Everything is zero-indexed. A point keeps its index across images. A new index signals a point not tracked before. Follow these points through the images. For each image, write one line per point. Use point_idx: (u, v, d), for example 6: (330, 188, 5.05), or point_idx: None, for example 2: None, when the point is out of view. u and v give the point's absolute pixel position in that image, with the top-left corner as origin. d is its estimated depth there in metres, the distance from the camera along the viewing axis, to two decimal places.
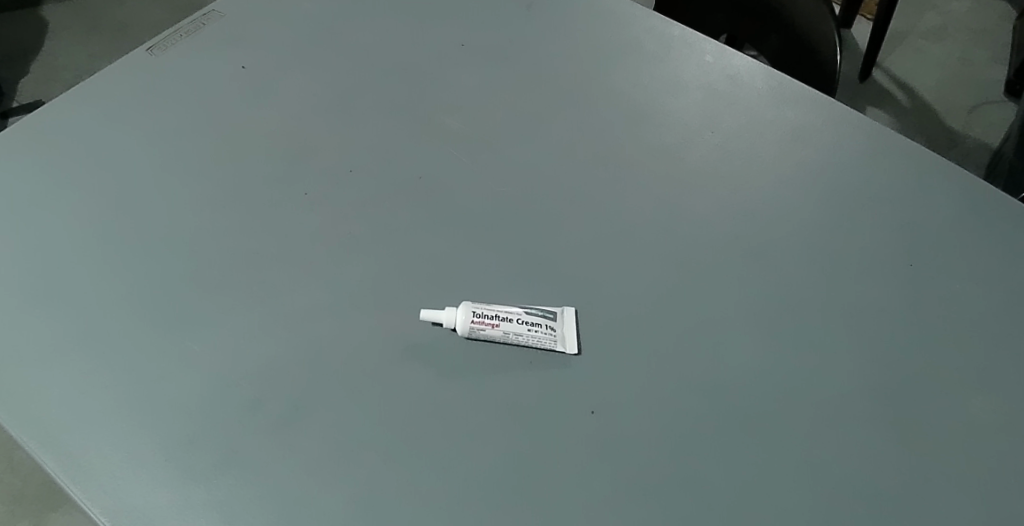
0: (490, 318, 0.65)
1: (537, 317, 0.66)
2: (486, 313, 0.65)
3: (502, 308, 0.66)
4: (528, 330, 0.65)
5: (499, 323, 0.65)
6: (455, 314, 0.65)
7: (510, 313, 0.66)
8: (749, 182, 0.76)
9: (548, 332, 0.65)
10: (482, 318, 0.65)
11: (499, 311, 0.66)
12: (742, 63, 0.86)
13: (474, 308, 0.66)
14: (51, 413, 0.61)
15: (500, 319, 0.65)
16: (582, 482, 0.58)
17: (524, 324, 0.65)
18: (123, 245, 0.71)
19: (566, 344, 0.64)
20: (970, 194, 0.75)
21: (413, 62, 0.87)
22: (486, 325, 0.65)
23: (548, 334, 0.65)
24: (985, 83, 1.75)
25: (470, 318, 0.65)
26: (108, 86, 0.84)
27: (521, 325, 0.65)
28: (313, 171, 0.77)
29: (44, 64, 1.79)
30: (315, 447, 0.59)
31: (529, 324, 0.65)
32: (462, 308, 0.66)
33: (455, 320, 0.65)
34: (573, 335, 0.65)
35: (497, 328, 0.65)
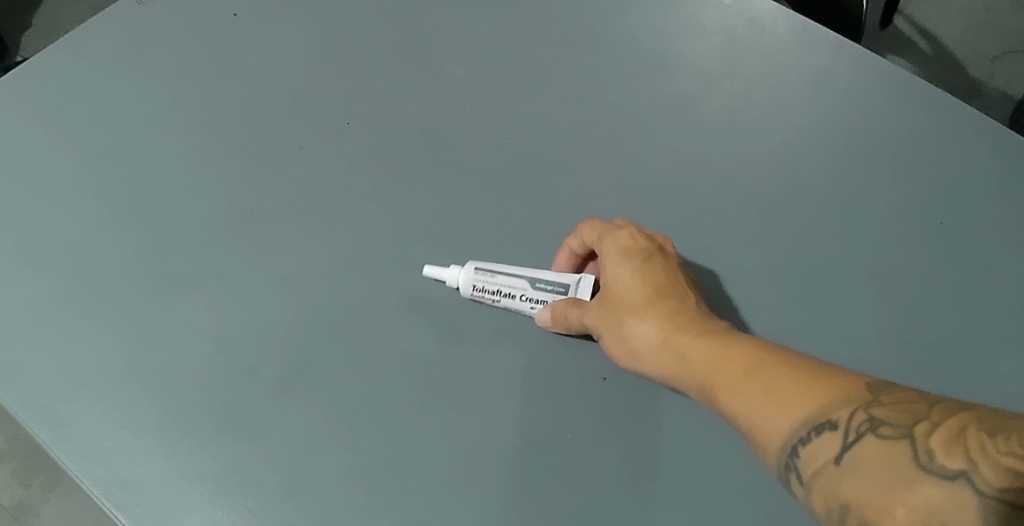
0: (491, 294, 0.61)
1: (543, 295, 0.61)
2: (487, 288, 0.61)
3: (506, 281, 0.61)
4: (530, 309, 0.61)
5: (500, 300, 0.62)
6: (456, 284, 0.62)
7: (513, 289, 0.61)
8: (770, 137, 0.72)
9: None
10: (482, 292, 0.62)
11: (501, 287, 0.61)
12: (764, 6, 0.79)
13: (474, 281, 0.61)
14: (41, 380, 0.59)
15: (503, 296, 0.61)
16: (594, 450, 0.56)
17: (530, 305, 0.61)
18: (113, 204, 0.68)
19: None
20: (1004, 145, 0.71)
21: (413, 3, 0.81)
22: (486, 299, 0.62)
23: None
24: (1011, 30, 1.68)
25: (470, 292, 0.62)
26: (88, 31, 0.79)
27: (524, 303, 0.61)
28: (308, 124, 0.73)
29: (41, 14, 1.73)
30: (315, 412, 0.57)
31: (533, 303, 0.61)
32: (462, 279, 0.62)
33: (455, 288, 0.63)
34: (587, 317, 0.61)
35: (498, 304, 0.62)
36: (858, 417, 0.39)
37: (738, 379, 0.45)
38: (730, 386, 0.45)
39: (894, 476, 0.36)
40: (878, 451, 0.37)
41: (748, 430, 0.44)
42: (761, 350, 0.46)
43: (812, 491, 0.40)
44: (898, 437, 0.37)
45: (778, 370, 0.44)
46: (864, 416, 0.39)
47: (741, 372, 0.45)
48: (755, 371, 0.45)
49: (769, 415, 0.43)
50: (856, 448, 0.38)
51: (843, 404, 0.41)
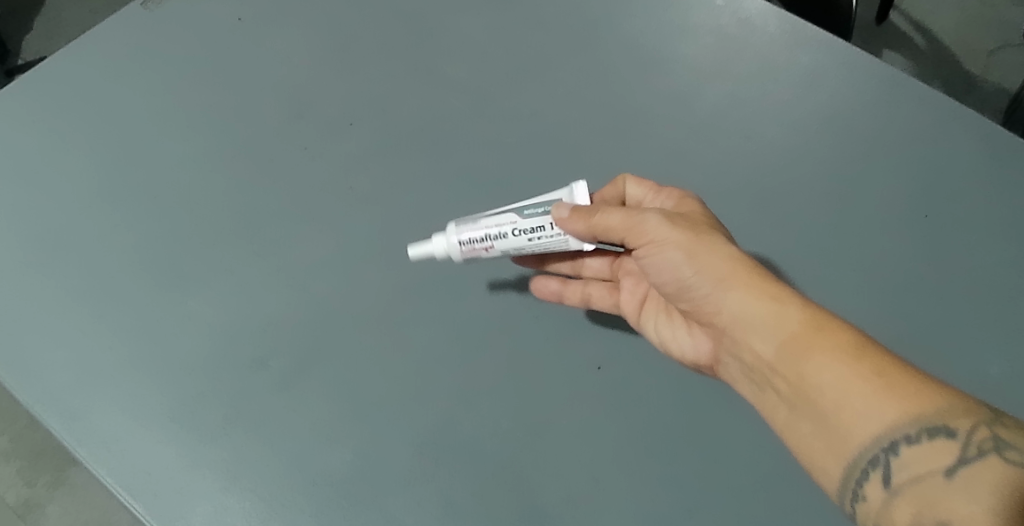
0: (481, 244, 0.58)
1: (534, 222, 0.57)
2: (474, 239, 0.58)
3: (493, 221, 0.58)
4: (530, 242, 0.57)
5: (493, 246, 0.58)
6: (443, 246, 0.60)
7: (504, 226, 0.57)
8: (761, 132, 0.74)
9: (554, 237, 0.57)
10: (471, 246, 0.58)
11: (491, 229, 0.58)
12: (754, 5, 0.81)
13: (459, 238, 0.59)
14: (56, 376, 0.61)
15: (498, 236, 0.57)
16: (591, 435, 0.58)
17: (530, 236, 0.57)
18: (122, 205, 0.70)
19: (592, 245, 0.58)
20: (991, 138, 0.73)
21: (412, 7, 0.83)
22: (480, 251, 0.59)
23: (555, 238, 0.57)
24: (1006, 24, 1.69)
25: (461, 250, 0.59)
26: (97, 37, 0.81)
27: (520, 239, 0.57)
28: (311, 125, 0.75)
29: (44, 20, 1.75)
30: (320, 402, 0.59)
31: (528, 234, 0.57)
32: (447, 240, 0.59)
33: (446, 251, 0.60)
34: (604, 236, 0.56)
35: (494, 250, 0.58)
36: (980, 432, 0.42)
37: (849, 356, 0.46)
38: (836, 358, 0.46)
39: (1011, 501, 0.39)
40: (1002, 473, 0.40)
41: (836, 401, 0.46)
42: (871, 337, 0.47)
43: (903, 495, 0.43)
44: (1021, 465, 0.41)
45: (895, 363, 0.45)
46: (985, 433, 0.42)
47: (851, 349, 0.46)
48: (865, 353, 0.46)
49: (875, 399, 0.45)
50: (975, 463, 0.41)
51: (961, 415, 0.43)
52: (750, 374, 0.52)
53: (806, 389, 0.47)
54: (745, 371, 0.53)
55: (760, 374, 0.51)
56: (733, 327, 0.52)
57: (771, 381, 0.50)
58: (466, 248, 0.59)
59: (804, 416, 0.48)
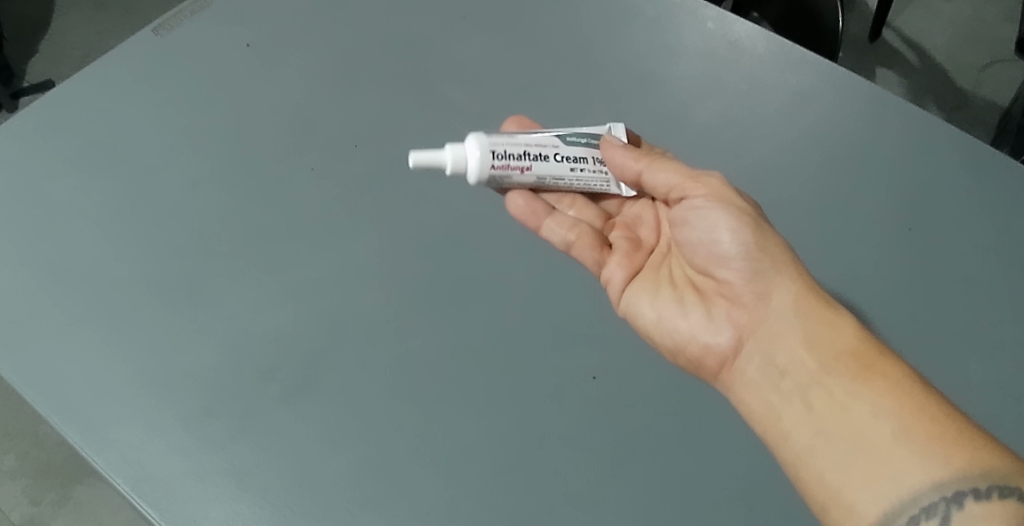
0: (518, 163, 0.63)
1: (574, 155, 0.66)
2: (512, 157, 0.63)
3: (533, 144, 0.65)
4: (567, 173, 0.66)
5: (530, 167, 0.64)
6: (469, 162, 0.62)
7: (545, 151, 0.65)
8: (751, 149, 0.76)
9: (591, 171, 0.67)
10: (506, 163, 0.63)
11: (533, 150, 0.64)
12: (744, 29, 0.84)
13: (494, 152, 0.63)
14: (73, 388, 0.63)
15: (540, 158, 0.64)
16: (588, 441, 0.61)
17: (572, 165, 0.66)
18: (135, 223, 0.73)
19: (620, 187, 0.69)
20: (974, 154, 0.75)
21: (415, 32, 0.86)
22: (513, 170, 0.63)
23: (591, 172, 0.67)
24: (996, 41, 1.73)
25: (491, 167, 0.62)
26: (110, 63, 0.84)
27: (558, 166, 0.65)
28: (318, 146, 0.78)
29: (52, 45, 1.80)
30: (327, 413, 0.62)
31: (568, 165, 0.66)
32: (479, 153, 0.62)
33: (469, 168, 0.62)
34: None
35: (528, 172, 0.64)
36: None
37: (897, 385, 0.50)
38: (886, 388, 0.51)
39: None
40: None
41: (876, 429, 0.49)
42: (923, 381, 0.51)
43: None
44: None
45: (944, 404, 0.49)
46: None
47: (899, 378, 0.51)
48: (913, 386, 0.50)
49: (913, 434, 0.48)
50: None
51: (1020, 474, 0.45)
52: (777, 383, 0.56)
53: (845, 407, 0.51)
54: (770, 375, 0.57)
55: (797, 384, 0.55)
56: (779, 326, 0.57)
57: (810, 393, 0.54)
58: (500, 162, 0.63)
59: (831, 434, 0.51)
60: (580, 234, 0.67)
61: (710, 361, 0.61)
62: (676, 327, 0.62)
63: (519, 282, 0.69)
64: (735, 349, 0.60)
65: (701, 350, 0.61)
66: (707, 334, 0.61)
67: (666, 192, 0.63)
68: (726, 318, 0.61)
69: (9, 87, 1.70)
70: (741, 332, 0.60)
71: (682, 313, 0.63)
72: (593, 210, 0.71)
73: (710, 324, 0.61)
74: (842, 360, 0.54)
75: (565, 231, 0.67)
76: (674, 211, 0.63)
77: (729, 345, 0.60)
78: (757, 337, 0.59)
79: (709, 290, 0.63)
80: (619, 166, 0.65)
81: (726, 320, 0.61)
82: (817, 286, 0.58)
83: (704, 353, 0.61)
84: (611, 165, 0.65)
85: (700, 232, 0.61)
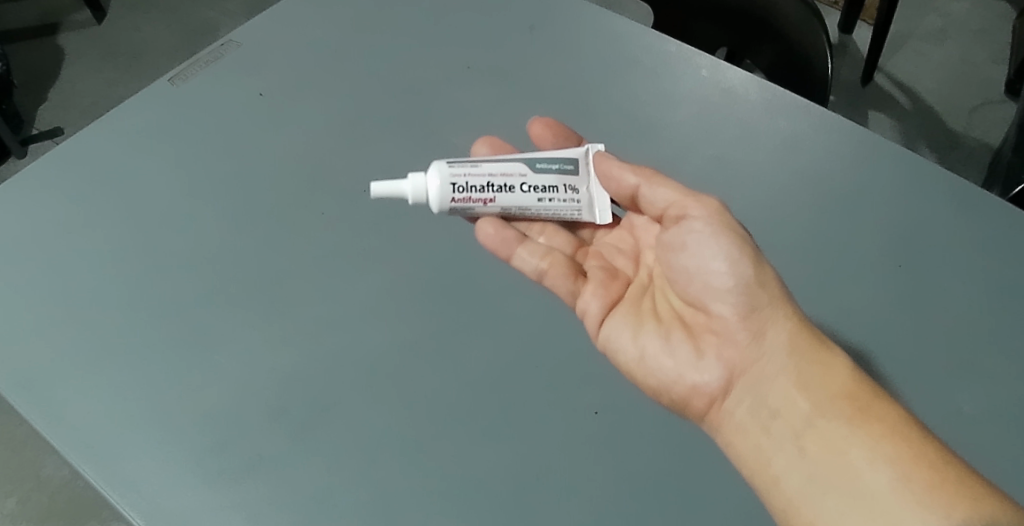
0: (480, 195, 0.67)
1: (540, 186, 0.69)
2: (473, 189, 0.67)
3: (498, 175, 0.68)
4: (533, 204, 0.69)
5: (492, 199, 0.68)
6: (430, 195, 0.67)
7: (510, 181, 0.68)
8: (745, 191, 0.79)
9: (557, 201, 0.69)
10: (467, 196, 0.67)
11: (497, 181, 0.68)
12: (736, 76, 0.88)
13: (456, 184, 0.67)
14: (88, 424, 0.65)
15: (504, 189, 0.68)
16: (589, 477, 0.62)
17: (539, 194, 0.69)
18: (149, 264, 0.75)
19: (590, 214, 0.71)
20: (962, 194, 0.78)
21: (421, 82, 0.90)
22: (475, 201, 0.68)
23: (558, 202, 0.70)
24: (986, 83, 1.77)
25: (452, 199, 0.67)
26: (128, 112, 0.88)
27: (523, 197, 0.68)
28: (326, 190, 0.80)
29: (65, 93, 1.86)
30: (335, 450, 0.64)
31: (533, 195, 0.69)
32: (439, 187, 0.66)
33: (431, 200, 0.67)
34: (600, 200, 0.72)
35: (491, 204, 0.68)
36: None
37: (891, 429, 0.54)
38: (882, 435, 0.54)
39: None
40: None
41: (875, 473, 0.53)
42: (914, 421, 0.55)
43: None
44: None
45: (936, 448, 0.53)
46: None
47: (893, 422, 0.55)
48: (907, 431, 0.54)
49: (910, 483, 0.51)
50: None
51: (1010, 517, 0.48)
52: (768, 425, 0.59)
53: (841, 452, 0.55)
54: (761, 417, 0.60)
55: (790, 427, 0.58)
56: (771, 366, 0.60)
57: (805, 437, 0.57)
58: (461, 195, 0.67)
59: (826, 482, 0.54)
60: (553, 263, 0.70)
61: (697, 401, 0.62)
62: (662, 364, 0.64)
63: (521, 321, 0.71)
64: (724, 390, 0.62)
65: (688, 389, 0.62)
66: (694, 373, 0.62)
67: (665, 207, 0.65)
68: (715, 356, 0.63)
69: (22, 135, 1.76)
70: (730, 371, 0.62)
71: (668, 351, 0.64)
72: (563, 236, 0.75)
73: (698, 361, 0.63)
74: (839, 404, 0.57)
75: (537, 260, 0.70)
76: (672, 234, 0.65)
77: (716, 385, 0.62)
78: (748, 376, 0.61)
79: (698, 326, 0.65)
80: (617, 179, 0.68)
81: (715, 359, 0.63)
82: (810, 328, 0.61)
83: (692, 392, 0.62)
84: (605, 177, 0.68)
85: (697, 258, 0.63)
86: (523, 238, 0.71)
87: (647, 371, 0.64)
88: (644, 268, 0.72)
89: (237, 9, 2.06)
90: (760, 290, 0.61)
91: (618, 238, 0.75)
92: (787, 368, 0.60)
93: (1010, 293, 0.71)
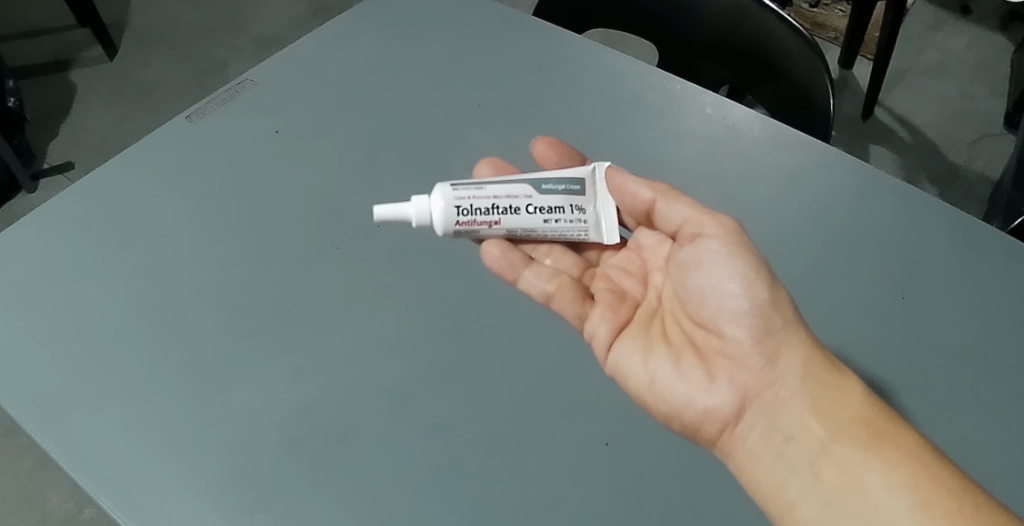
0: (485, 218, 0.69)
1: (547, 206, 0.70)
2: (478, 213, 0.69)
3: (503, 196, 0.69)
4: (539, 224, 0.70)
5: (498, 221, 0.69)
6: (435, 219, 0.69)
7: (515, 203, 0.69)
8: (751, 223, 0.81)
9: (565, 221, 0.71)
10: (472, 219, 0.69)
11: (502, 203, 0.69)
12: (741, 113, 0.91)
13: (460, 208, 0.68)
14: (106, 454, 0.66)
15: (509, 211, 0.69)
16: (600, 508, 0.63)
17: (545, 216, 0.70)
18: (166, 296, 0.77)
19: (597, 234, 0.73)
20: (964, 226, 0.79)
21: (433, 119, 0.93)
22: (480, 225, 0.69)
23: (566, 222, 0.71)
24: (985, 116, 1.80)
25: (457, 224, 0.68)
26: (147, 148, 0.90)
27: (529, 218, 0.70)
28: (341, 224, 0.82)
29: (76, 127, 1.90)
30: (350, 480, 0.65)
31: (539, 216, 0.70)
32: (444, 211, 0.68)
33: (436, 224, 0.69)
34: (606, 220, 0.73)
35: (497, 226, 0.69)
36: None
37: (907, 455, 0.55)
38: (898, 462, 0.55)
39: None
40: None
41: (891, 499, 0.54)
42: (928, 445, 0.56)
43: None
44: None
45: (951, 473, 0.54)
46: None
47: (908, 448, 0.56)
48: (923, 458, 0.55)
49: (928, 509, 0.53)
50: None
51: None
52: (781, 450, 0.60)
53: (857, 477, 0.56)
54: (774, 442, 0.61)
55: (804, 453, 0.59)
56: (785, 390, 0.62)
57: (820, 462, 0.58)
58: (466, 218, 0.68)
59: (842, 508, 0.55)
60: (560, 286, 0.71)
61: (708, 427, 0.63)
62: (672, 389, 0.64)
63: (532, 353, 0.72)
64: (736, 415, 0.63)
65: (699, 415, 0.63)
66: (705, 398, 0.63)
67: (681, 224, 0.67)
68: (727, 380, 0.64)
69: (32, 169, 1.79)
70: (743, 395, 0.63)
71: (680, 374, 0.65)
72: (570, 258, 0.76)
73: (710, 385, 0.64)
74: (855, 429, 0.58)
75: (544, 282, 0.71)
76: (687, 255, 0.66)
77: (728, 410, 0.63)
78: (760, 401, 0.62)
79: (710, 350, 0.66)
80: (630, 193, 0.69)
81: (727, 383, 0.64)
82: (824, 350, 0.62)
83: (703, 417, 0.63)
84: (618, 192, 0.70)
85: (711, 281, 0.64)
86: (530, 260, 0.72)
87: (657, 397, 0.65)
88: (652, 292, 0.73)
89: (248, 47, 2.11)
90: (774, 314, 0.62)
91: (625, 260, 0.76)
92: (800, 392, 0.61)
93: (1014, 323, 0.72)
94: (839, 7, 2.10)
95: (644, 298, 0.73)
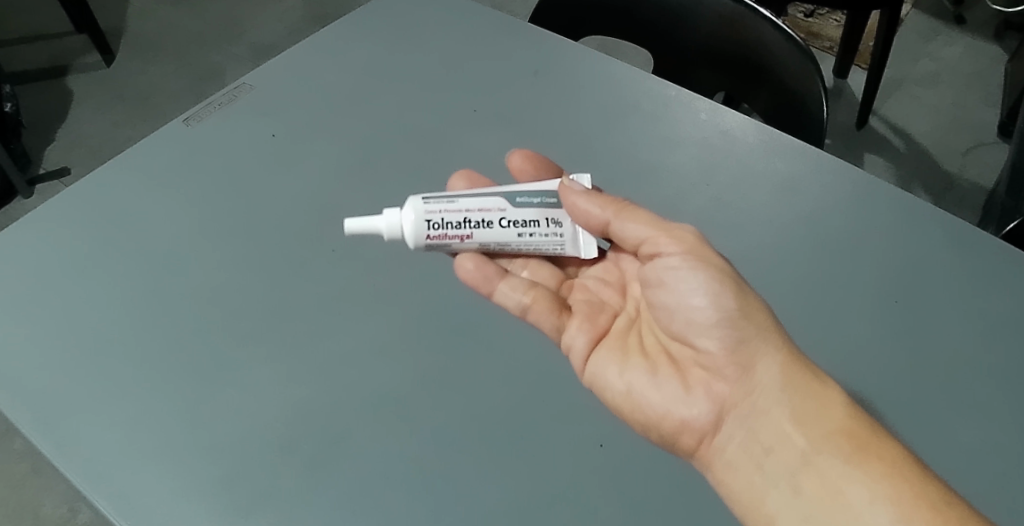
0: (457, 232, 0.68)
1: (520, 220, 0.69)
2: (449, 227, 0.67)
3: (476, 210, 0.68)
4: (513, 239, 0.69)
5: (470, 236, 0.68)
6: (406, 233, 0.68)
7: (488, 216, 0.68)
8: (746, 228, 0.81)
9: (540, 235, 0.69)
10: (444, 234, 0.67)
11: (474, 217, 0.68)
12: (735, 119, 0.91)
13: (430, 223, 0.67)
14: (101, 455, 0.66)
15: (481, 225, 0.68)
16: (594, 512, 0.63)
17: (519, 229, 0.68)
18: (162, 298, 0.77)
19: (574, 247, 0.72)
20: (956, 230, 0.80)
21: (429, 124, 0.93)
22: (452, 239, 0.68)
23: (541, 236, 0.69)
24: (978, 124, 1.82)
25: (427, 239, 0.67)
26: (143, 152, 0.91)
27: (501, 233, 0.68)
28: (337, 228, 0.83)
29: (71, 132, 1.90)
30: (344, 481, 0.65)
31: (512, 230, 0.68)
32: (414, 224, 0.67)
33: (407, 238, 0.68)
34: (584, 233, 0.72)
35: (470, 241, 0.68)
36: None
37: (888, 469, 0.55)
38: (882, 475, 0.55)
39: None
40: None
41: (870, 513, 0.54)
42: (909, 456, 0.56)
43: None
44: None
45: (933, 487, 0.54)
46: None
47: (891, 462, 0.56)
48: (904, 473, 0.55)
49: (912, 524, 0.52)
50: None
51: None
52: (762, 462, 0.60)
53: (839, 491, 0.56)
54: (754, 453, 0.61)
55: (785, 464, 0.59)
56: (763, 399, 0.61)
57: (800, 474, 0.58)
58: (437, 232, 0.67)
59: (821, 522, 0.56)
60: (536, 297, 0.71)
61: (687, 437, 0.63)
62: (649, 399, 0.65)
63: (527, 356, 0.72)
64: (714, 426, 0.63)
65: (677, 425, 0.64)
66: (682, 408, 0.64)
67: (637, 243, 0.66)
68: (703, 392, 0.64)
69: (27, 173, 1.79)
70: (720, 405, 0.63)
71: (655, 385, 0.66)
72: (547, 270, 0.76)
73: (687, 397, 0.64)
74: (836, 441, 0.58)
75: (521, 294, 0.71)
76: (650, 271, 0.66)
77: (705, 420, 0.63)
78: (737, 412, 0.62)
79: (686, 361, 0.66)
80: (583, 214, 0.67)
81: (704, 394, 0.64)
82: (801, 356, 0.62)
83: (681, 427, 0.63)
84: (572, 212, 0.67)
85: (677, 295, 0.64)
86: (505, 273, 0.72)
87: (634, 407, 0.66)
88: (631, 302, 0.74)
89: (244, 54, 2.12)
90: (745, 322, 0.62)
91: (604, 271, 0.76)
92: (780, 401, 0.61)
93: (1004, 325, 0.73)
94: (834, 18, 2.12)
95: (623, 308, 0.74)
